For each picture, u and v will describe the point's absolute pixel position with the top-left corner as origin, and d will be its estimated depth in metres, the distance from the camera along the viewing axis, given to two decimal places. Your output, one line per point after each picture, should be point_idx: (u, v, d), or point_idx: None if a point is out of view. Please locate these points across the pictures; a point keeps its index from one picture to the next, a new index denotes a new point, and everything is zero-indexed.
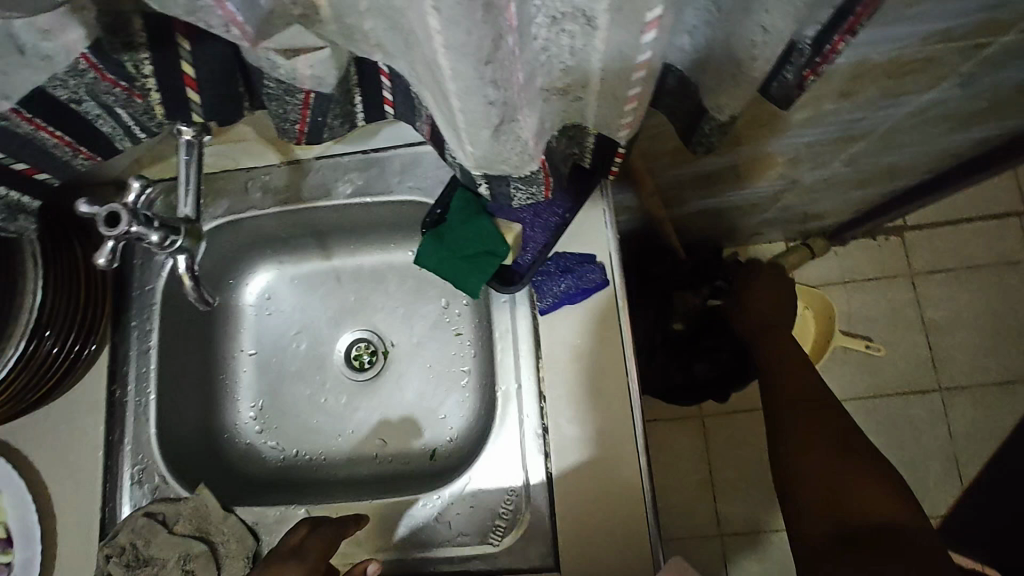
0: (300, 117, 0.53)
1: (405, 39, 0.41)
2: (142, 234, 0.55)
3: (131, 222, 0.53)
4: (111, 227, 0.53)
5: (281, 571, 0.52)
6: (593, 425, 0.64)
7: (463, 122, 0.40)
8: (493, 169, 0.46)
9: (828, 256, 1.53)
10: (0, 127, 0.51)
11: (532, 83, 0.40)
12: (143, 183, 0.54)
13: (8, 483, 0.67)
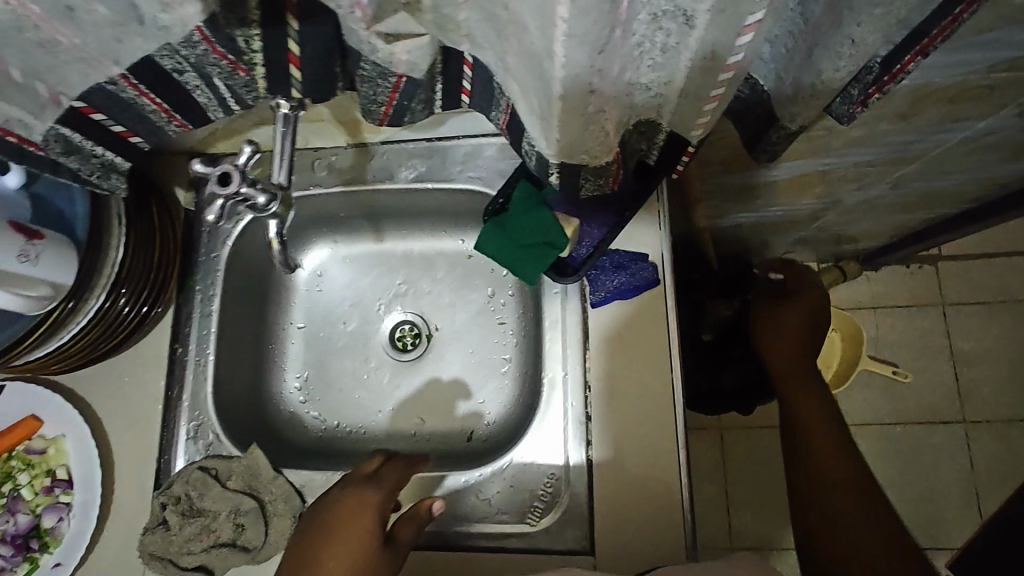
0: (387, 100, 0.55)
1: (504, 30, 0.44)
2: (249, 195, 0.59)
3: (240, 183, 0.58)
4: (223, 186, 0.58)
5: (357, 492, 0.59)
6: (635, 417, 0.67)
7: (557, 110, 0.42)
8: (572, 158, 0.50)
9: (860, 280, 1.54)
10: (109, 92, 0.55)
11: (623, 76, 0.42)
12: (253, 147, 0.59)
13: (76, 428, 0.71)
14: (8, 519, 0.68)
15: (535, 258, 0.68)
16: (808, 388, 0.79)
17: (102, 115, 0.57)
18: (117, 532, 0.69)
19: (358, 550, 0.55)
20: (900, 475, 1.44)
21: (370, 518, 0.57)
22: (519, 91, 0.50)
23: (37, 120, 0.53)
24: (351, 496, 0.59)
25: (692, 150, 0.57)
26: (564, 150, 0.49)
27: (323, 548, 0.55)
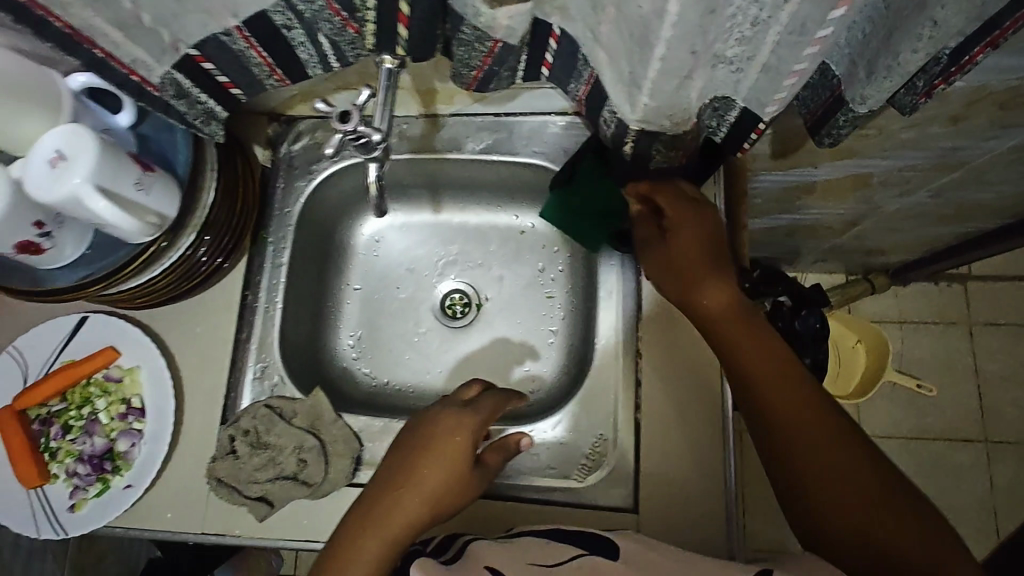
0: (480, 64, 0.59)
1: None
2: (365, 133, 0.63)
3: (359, 121, 0.62)
4: (342, 122, 0.62)
5: (450, 414, 0.65)
6: (682, 386, 0.70)
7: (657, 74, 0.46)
8: (654, 124, 0.54)
9: (888, 294, 1.55)
10: (222, 43, 0.59)
11: (714, 46, 0.46)
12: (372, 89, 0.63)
13: (152, 361, 0.75)
14: (85, 440, 0.73)
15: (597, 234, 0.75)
16: (796, 395, 0.59)
17: (212, 65, 0.61)
18: (183, 461, 0.73)
19: (454, 467, 0.62)
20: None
21: (470, 437, 0.64)
22: (606, 60, 0.54)
23: (155, 63, 0.58)
24: (452, 417, 0.65)
25: (763, 128, 0.60)
26: (649, 116, 0.53)
27: (424, 457, 0.62)
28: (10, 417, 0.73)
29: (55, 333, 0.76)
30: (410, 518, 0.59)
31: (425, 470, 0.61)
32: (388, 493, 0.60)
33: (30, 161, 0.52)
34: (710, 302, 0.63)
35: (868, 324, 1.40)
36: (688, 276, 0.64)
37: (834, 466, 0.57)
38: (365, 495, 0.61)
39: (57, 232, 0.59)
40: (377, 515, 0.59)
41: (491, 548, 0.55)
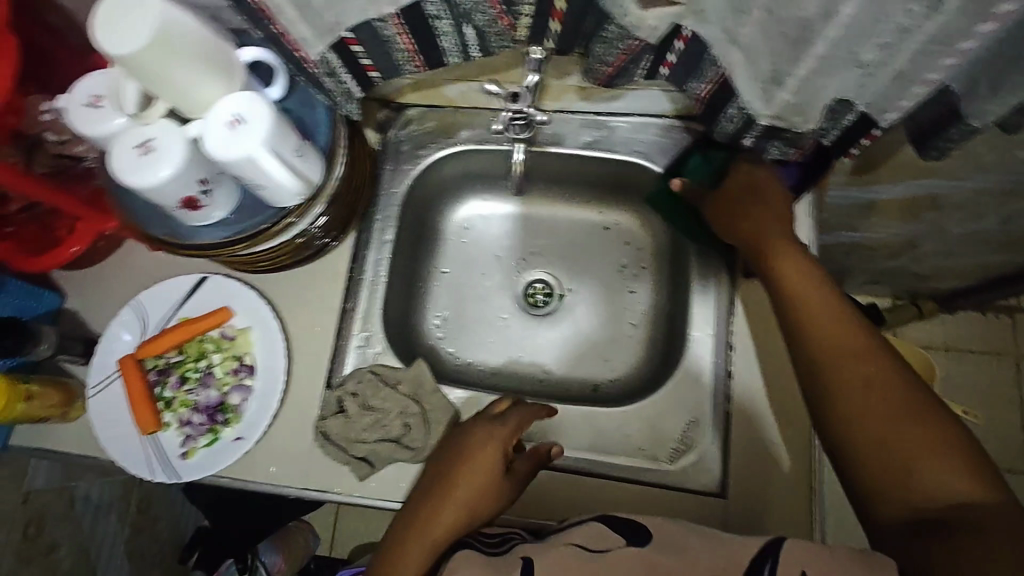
0: (615, 60, 0.63)
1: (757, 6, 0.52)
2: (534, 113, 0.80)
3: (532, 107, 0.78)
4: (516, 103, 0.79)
5: (473, 428, 0.68)
6: (771, 376, 0.74)
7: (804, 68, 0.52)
8: (785, 119, 0.61)
9: (935, 321, 1.56)
10: (375, 27, 0.64)
11: None
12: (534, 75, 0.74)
13: (264, 323, 0.79)
14: (201, 391, 0.78)
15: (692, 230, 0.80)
16: (847, 339, 0.60)
17: (360, 48, 0.66)
18: (288, 418, 0.77)
19: (482, 475, 0.64)
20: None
21: (497, 452, 0.66)
22: (742, 63, 0.58)
23: (316, 42, 0.62)
24: (478, 432, 0.67)
25: (876, 133, 0.64)
26: (783, 111, 0.60)
27: (455, 470, 0.64)
28: (132, 365, 0.78)
29: (174, 291, 0.81)
30: (446, 529, 0.61)
31: (457, 481, 0.63)
32: (426, 502, 0.63)
33: (211, 122, 0.57)
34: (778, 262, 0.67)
35: (916, 349, 1.41)
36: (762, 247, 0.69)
37: (885, 410, 0.56)
38: (405, 507, 0.64)
39: (215, 188, 0.63)
40: (413, 522, 0.61)
41: (533, 545, 0.55)
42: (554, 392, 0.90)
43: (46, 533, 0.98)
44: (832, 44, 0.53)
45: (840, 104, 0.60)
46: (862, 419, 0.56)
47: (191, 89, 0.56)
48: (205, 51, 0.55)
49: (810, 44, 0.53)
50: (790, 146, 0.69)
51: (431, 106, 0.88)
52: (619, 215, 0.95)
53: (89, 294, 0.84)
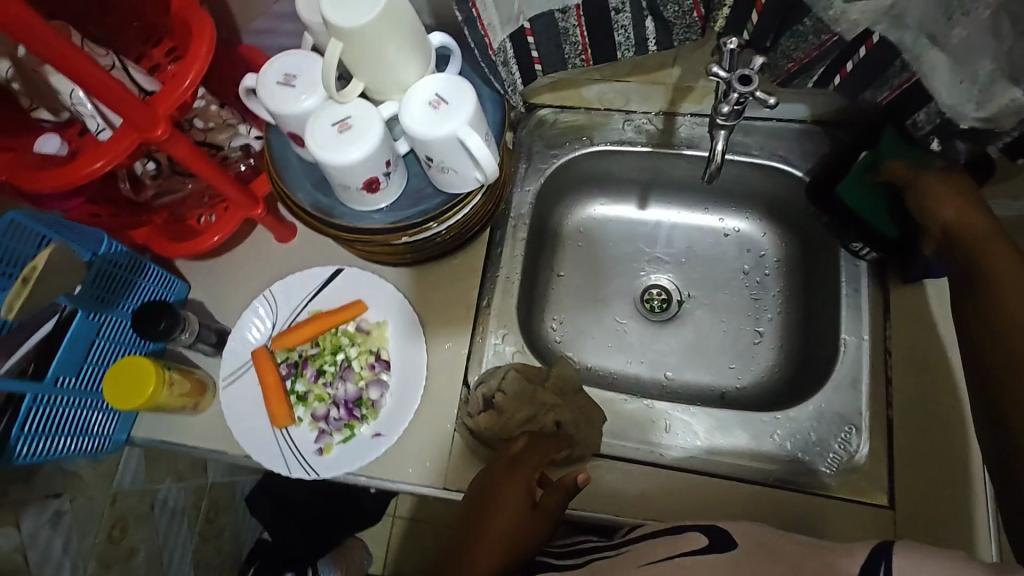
0: (802, 56, 0.63)
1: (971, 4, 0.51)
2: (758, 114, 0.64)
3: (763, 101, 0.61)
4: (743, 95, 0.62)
5: (491, 471, 0.67)
6: (937, 385, 0.72)
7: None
8: (997, 121, 0.57)
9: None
10: (554, 19, 0.64)
11: None
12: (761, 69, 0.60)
13: (401, 317, 0.77)
14: (339, 385, 0.76)
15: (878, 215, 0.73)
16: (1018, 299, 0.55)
17: (534, 39, 0.66)
18: (425, 417, 0.74)
19: (511, 513, 0.62)
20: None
21: (522, 486, 0.64)
22: (946, 65, 0.56)
23: (499, 29, 0.62)
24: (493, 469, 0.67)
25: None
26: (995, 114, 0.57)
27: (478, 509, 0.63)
28: (266, 355, 0.76)
29: (309, 282, 0.79)
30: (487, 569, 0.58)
31: (486, 520, 0.61)
32: (462, 540, 0.62)
33: (412, 101, 0.57)
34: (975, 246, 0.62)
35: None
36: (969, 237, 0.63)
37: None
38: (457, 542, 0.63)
39: (393, 172, 0.62)
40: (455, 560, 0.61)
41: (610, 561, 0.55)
42: (682, 399, 0.87)
43: (130, 539, 0.81)
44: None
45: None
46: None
47: (396, 67, 0.56)
48: (415, 27, 0.55)
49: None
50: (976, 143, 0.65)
51: (565, 107, 0.87)
52: (744, 222, 0.93)
53: (216, 285, 0.81)
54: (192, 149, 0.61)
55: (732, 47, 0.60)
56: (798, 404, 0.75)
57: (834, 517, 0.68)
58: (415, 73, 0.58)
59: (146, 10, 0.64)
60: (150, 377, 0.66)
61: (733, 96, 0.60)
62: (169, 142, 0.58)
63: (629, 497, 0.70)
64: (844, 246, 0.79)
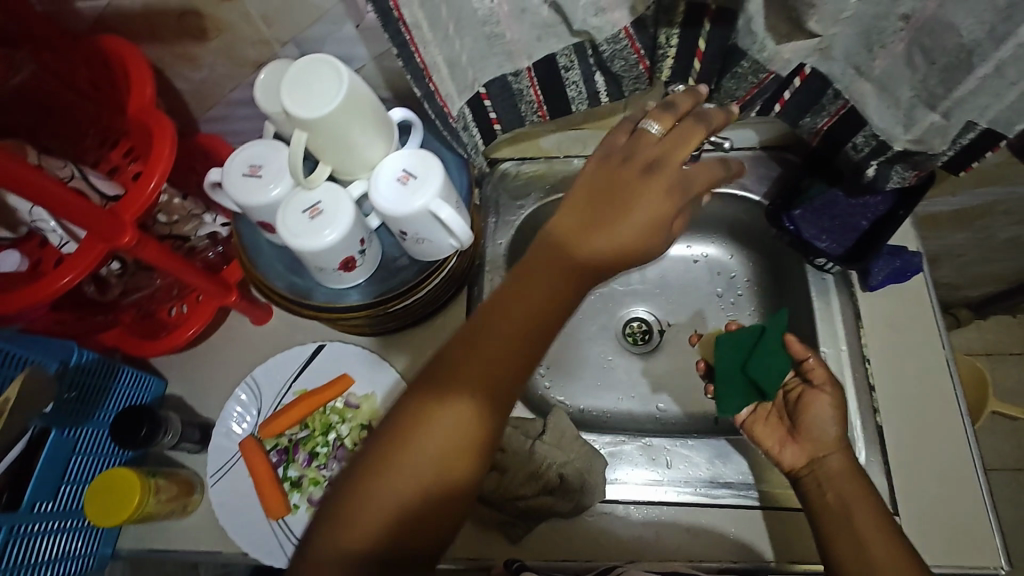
0: (745, 94, 0.66)
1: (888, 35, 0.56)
2: None
3: None
4: None
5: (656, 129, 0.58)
6: (914, 388, 0.74)
7: (952, 80, 0.55)
8: (926, 142, 0.62)
9: (971, 328, 1.56)
10: (508, 81, 0.66)
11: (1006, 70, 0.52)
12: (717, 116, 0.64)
13: (391, 387, 0.76)
14: (334, 465, 0.73)
15: (759, 370, 0.67)
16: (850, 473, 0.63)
17: (490, 102, 0.68)
18: None
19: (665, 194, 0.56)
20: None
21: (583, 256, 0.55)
22: (874, 92, 0.62)
23: (457, 97, 0.64)
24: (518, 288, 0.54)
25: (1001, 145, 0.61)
26: (927, 132, 0.61)
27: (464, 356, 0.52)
28: (254, 446, 0.73)
29: (290, 363, 0.78)
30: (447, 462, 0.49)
31: (471, 370, 0.51)
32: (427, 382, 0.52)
33: (380, 179, 0.57)
34: (849, 493, 0.61)
35: (966, 359, 1.36)
36: (834, 481, 0.63)
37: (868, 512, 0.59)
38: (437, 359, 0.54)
39: (368, 248, 0.63)
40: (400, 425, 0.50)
41: None
42: (677, 429, 0.88)
43: None
44: (997, 66, 0.52)
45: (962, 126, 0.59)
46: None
47: (362, 149, 0.57)
48: (378, 110, 0.56)
49: (971, 70, 0.53)
50: (911, 169, 0.68)
51: (525, 158, 0.90)
52: (712, 247, 0.95)
53: (192, 376, 0.79)
54: (160, 248, 0.60)
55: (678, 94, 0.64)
56: None
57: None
58: (382, 150, 0.60)
59: (100, 114, 0.65)
60: (135, 489, 0.63)
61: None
62: (137, 246, 0.58)
63: (643, 542, 0.71)
64: (809, 263, 0.80)
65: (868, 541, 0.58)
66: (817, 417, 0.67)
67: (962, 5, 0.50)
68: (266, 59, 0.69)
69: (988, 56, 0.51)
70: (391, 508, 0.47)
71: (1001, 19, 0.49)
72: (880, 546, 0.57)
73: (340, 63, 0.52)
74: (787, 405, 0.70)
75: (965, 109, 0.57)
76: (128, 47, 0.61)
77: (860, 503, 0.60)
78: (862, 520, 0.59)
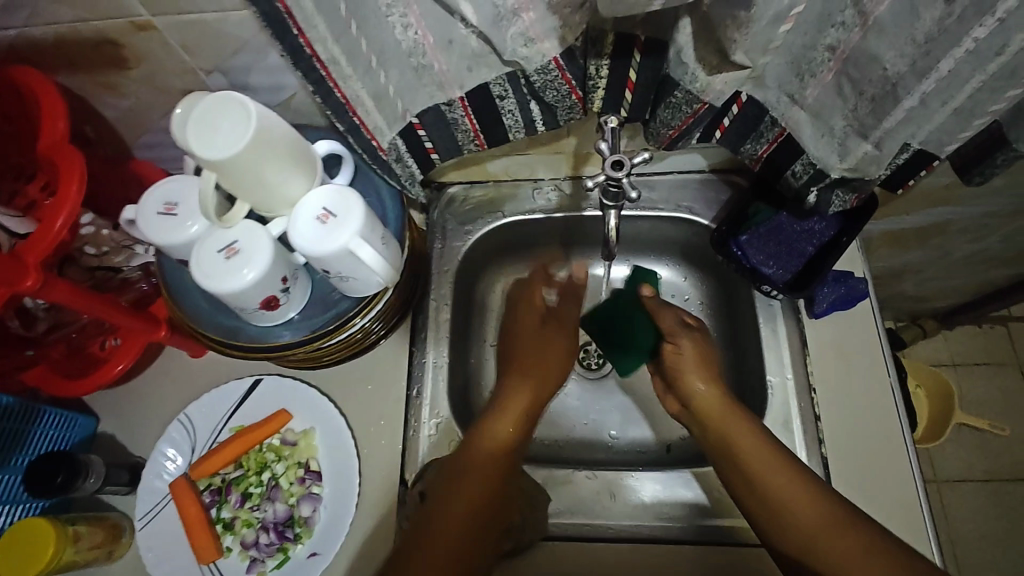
0: (680, 124, 0.64)
1: (818, 66, 0.54)
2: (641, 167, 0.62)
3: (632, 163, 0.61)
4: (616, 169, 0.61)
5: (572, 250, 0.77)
6: (861, 417, 0.74)
7: (882, 112, 0.54)
8: (862, 169, 0.61)
9: (937, 338, 1.55)
10: (439, 111, 0.63)
11: (932, 103, 0.51)
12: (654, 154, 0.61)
13: (331, 424, 0.74)
14: (267, 507, 0.71)
15: (638, 333, 0.85)
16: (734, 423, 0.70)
17: (425, 131, 0.65)
18: (364, 529, 0.70)
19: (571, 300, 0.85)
20: (996, 531, 1.38)
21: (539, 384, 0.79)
22: (808, 121, 0.60)
23: (387, 129, 0.63)
24: (512, 402, 0.75)
25: (933, 163, 0.61)
26: (862, 162, 0.60)
27: (486, 443, 0.70)
28: (185, 487, 0.71)
29: (226, 399, 0.75)
30: (490, 517, 0.67)
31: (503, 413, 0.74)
32: (469, 464, 0.69)
33: (299, 217, 0.56)
34: (730, 429, 0.70)
35: (930, 369, 1.36)
36: (715, 417, 0.72)
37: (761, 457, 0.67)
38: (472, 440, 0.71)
39: (293, 285, 0.61)
40: (452, 495, 0.67)
41: None
42: (628, 457, 0.85)
43: None
44: (922, 99, 0.51)
45: (896, 149, 0.57)
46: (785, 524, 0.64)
47: (280, 186, 0.56)
48: (294, 146, 0.55)
49: (898, 101, 0.52)
50: (851, 193, 0.66)
51: (473, 182, 0.88)
52: (666, 269, 0.93)
53: (126, 414, 0.77)
54: (73, 289, 0.58)
55: (612, 125, 0.62)
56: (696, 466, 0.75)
57: (768, 563, 0.69)
58: (303, 186, 0.58)
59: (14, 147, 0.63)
60: (48, 540, 0.61)
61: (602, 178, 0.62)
62: (44, 290, 0.55)
63: None
64: (756, 289, 0.79)
65: (757, 475, 0.66)
66: (690, 370, 0.76)
67: (883, 38, 0.49)
68: (192, 87, 0.67)
69: (912, 89, 0.51)
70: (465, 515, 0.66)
71: (921, 53, 0.48)
72: (775, 478, 0.65)
73: (250, 99, 0.50)
74: (686, 391, 0.76)
75: (897, 139, 0.56)
76: (38, 79, 0.59)
77: (743, 437, 0.68)
78: (750, 454, 0.67)
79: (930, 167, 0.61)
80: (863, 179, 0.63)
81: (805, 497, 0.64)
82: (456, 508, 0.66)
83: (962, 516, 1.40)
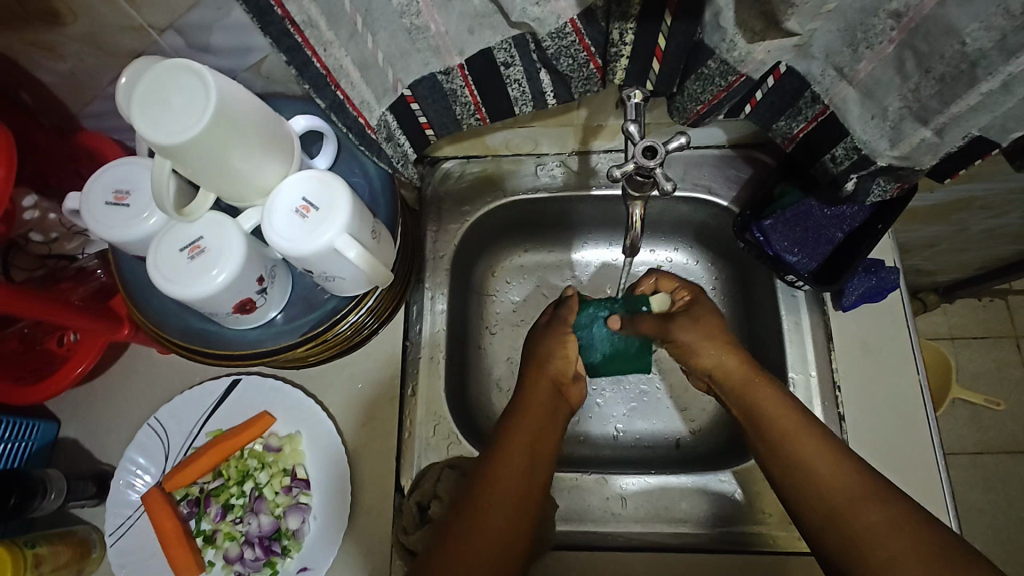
0: (711, 98, 0.55)
1: (880, 34, 0.46)
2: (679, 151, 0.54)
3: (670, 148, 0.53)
4: (651, 157, 0.53)
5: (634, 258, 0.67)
6: (887, 417, 0.69)
7: (953, 92, 0.47)
8: (914, 159, 0.54)
9: (937, 312, 1.46)
10: (436, 83, 0.54)
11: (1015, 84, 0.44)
12: (690, 138, 0.54)
13: (319, 427, 0.67)
14: (250, 520, 0.65)
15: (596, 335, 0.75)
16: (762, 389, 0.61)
17: (419, 105, 0.56)
18: (356, 541, 0.66)
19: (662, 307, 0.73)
20: (991, 505, 1.33)
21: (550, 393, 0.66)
22: (858, 99, 0.52)
23: (376, 104, 0.54)
24: (529, 411, 0.63)
25: (993, 152, 0.54)
26: (915, 151, 0.53)
27: (498, 486, 0.57)
28: (160, 500, 0.65)
29: (199, 402, 0.68)
30: (514, 562, 0.54)
31: (536, 399, 0.65)
32: (478, 496, 0.56)
33: (275, 208, 0.48)
34: (801, 454, 0.56)
35: (930, 343, 1.25)
36: (776, 437, 0.58)
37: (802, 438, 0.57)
38: (487, 449, 0.61)
39: (270, 285, 0.54)
40: (463, 533, 0.54)
41: None
42: (639, 454, 0.78)
43: None
44: (1005, 81, 0.44)
45: (959, 138, 0.51)
46: (856, 541, 0.51)
47: (250, 175, 0.48)
48: (265, 129, 0.47)
49: (973, 83, 0.45)
50: (894, 181, 0.59)
51: (470, 157, 0.80)
52: (679, 253, 0.87)
53: (91, 418, 0.70)
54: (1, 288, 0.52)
55: (636, 100, 0.55)
56: (710, 469, 0.70)
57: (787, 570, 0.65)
58: (278, 171, 0.50)
59: None
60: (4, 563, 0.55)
61: (630, 166, 0.54)
62: None
63: None
64: (779, 278, 0.74)
65: (793, 439, 0.57)
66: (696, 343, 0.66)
67: (967, 5, 0.41)
68: (141, 49, 0.56)
69: (995, 69, 0.44)
70: (504, 514, 0.55)
71: (1014, 27, 0.41)
72: (810, 448, 0.56)
73: (209, 73, 0.42)
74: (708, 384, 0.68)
75: (963, 126, 0.49)
76: None
77: (827, 481, 0.54)
78: (829, 491, 0.54)
79: (992, 155, 0.54)
80: (912, 167, 0.56)
81: (852, 477, 0.54)
82: (495, 502, 0.56)
83: (959, 488, 1.35)
